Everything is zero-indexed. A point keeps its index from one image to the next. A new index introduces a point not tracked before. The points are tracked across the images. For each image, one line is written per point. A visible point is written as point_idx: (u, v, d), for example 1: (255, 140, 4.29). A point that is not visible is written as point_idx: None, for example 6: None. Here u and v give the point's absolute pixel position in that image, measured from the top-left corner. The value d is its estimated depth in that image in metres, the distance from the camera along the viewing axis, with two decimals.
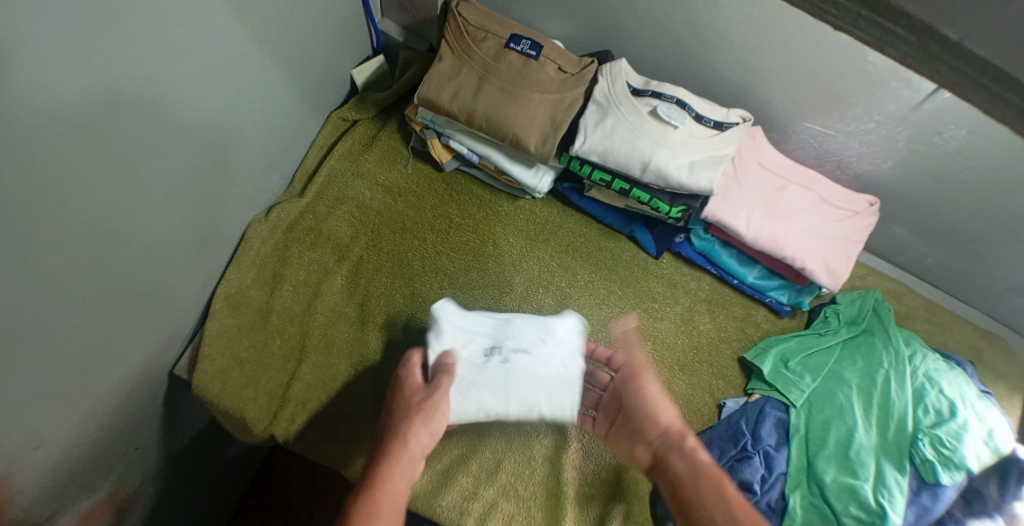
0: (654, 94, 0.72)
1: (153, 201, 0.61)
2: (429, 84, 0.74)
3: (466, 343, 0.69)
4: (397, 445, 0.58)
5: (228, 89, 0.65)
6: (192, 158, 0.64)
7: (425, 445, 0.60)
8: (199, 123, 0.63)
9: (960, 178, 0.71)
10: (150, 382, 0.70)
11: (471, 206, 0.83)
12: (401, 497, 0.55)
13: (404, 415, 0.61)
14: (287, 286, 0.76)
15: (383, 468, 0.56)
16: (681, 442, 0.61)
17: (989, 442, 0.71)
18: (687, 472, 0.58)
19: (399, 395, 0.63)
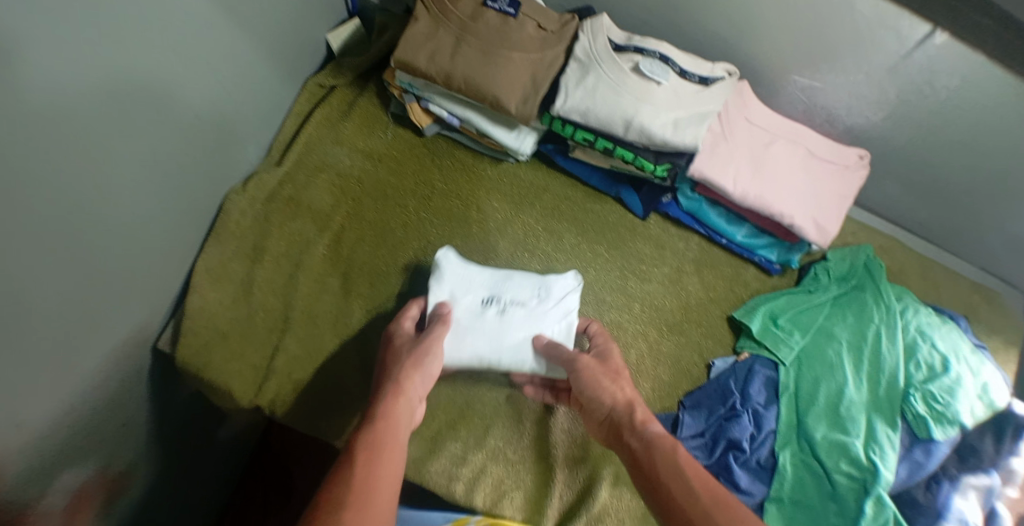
0: (636, 49, 0.71)
1: (126, 175, 0.59)
2: (406, 45, 0.72)
3: (466, 290, 0.71)
4: (392, 386, 0.57)
5: (196, 56, 0.63)
6: (162, 130, 0.62)
7: (420, 391, 0.59)
8: (171, 95, 0.61)
9: (953, 129, 0.69)
10: (135, 358, 0.70)
11: (454, 171, 0.81)
12: (402, 449, 0.52)
13: (395, 363, 0.60)
14: (268, 258, 0.74)
15: (383, 405, 0.55)
16: (634, 418, 0.58)
17: (984, 397, 0.72)
18: (640, 447, 0.55)
19: (388, 348, 0.64)
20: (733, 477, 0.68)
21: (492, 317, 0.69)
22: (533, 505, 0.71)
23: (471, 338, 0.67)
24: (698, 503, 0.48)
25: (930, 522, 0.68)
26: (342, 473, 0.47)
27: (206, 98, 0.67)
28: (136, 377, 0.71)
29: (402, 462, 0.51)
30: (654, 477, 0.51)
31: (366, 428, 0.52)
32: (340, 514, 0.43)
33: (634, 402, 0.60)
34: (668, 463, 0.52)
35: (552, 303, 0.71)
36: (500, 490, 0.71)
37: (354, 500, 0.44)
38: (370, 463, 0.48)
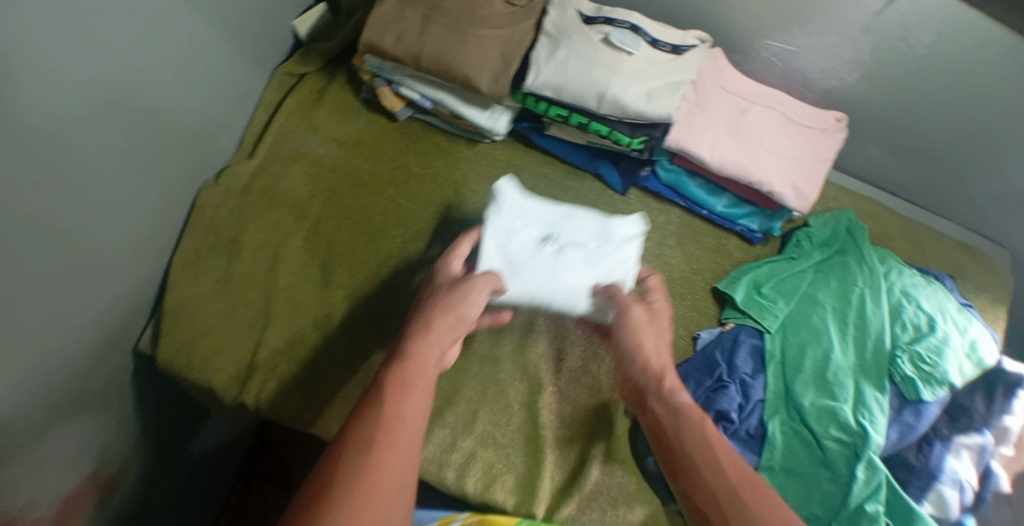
0: (605, 20, 0.70)
1: (97, 171, 0.58)
2: (373, 28, 0.70)
3: (524, 224, 0.69)
4: (427, 321, 0.55)
5: (163, 47, 0.62)
6: (132, 123, 0.61)
7: (460, 330, 0.57)
8: (140, 88, 0.60)
9: (931, 86, 0.68)
10: (114, 358, 0.69)
11: (429, 155, 0.80)
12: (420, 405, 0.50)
13: (434, 298, 0.58)
14: (245, 252, 0.73)
15: (413, 343, 0.54)
16: (662, 384, 0.60)
17: (973, 356, 0.72)
18: (665, 414, 0.58)
19: (431, 282, 0.62)
20: None
21: (549, 255, 0.68)
22: (524, 488, 0.70)
23: (525, 274, 0.66)
24: (711, 486, 0.52)
25: (922, 484, 0.68)
26: (368, 411, 0.47)
27: (173, 89, 0.66)
28: (115, 378, 0.69)
29: (429, 399, 0.51)
30: (679, 450, 0.55)
31: (395, 365, 0.51)
32: (364, 461, 0.44)
33: (666, 368, 0.62)
34: (692, 434, 0.56)
35: (612, 248, 0.70)
36: (491, 475, 0.70)
37: (379, 442, 0.45)
38: (398, 400, 0.48)
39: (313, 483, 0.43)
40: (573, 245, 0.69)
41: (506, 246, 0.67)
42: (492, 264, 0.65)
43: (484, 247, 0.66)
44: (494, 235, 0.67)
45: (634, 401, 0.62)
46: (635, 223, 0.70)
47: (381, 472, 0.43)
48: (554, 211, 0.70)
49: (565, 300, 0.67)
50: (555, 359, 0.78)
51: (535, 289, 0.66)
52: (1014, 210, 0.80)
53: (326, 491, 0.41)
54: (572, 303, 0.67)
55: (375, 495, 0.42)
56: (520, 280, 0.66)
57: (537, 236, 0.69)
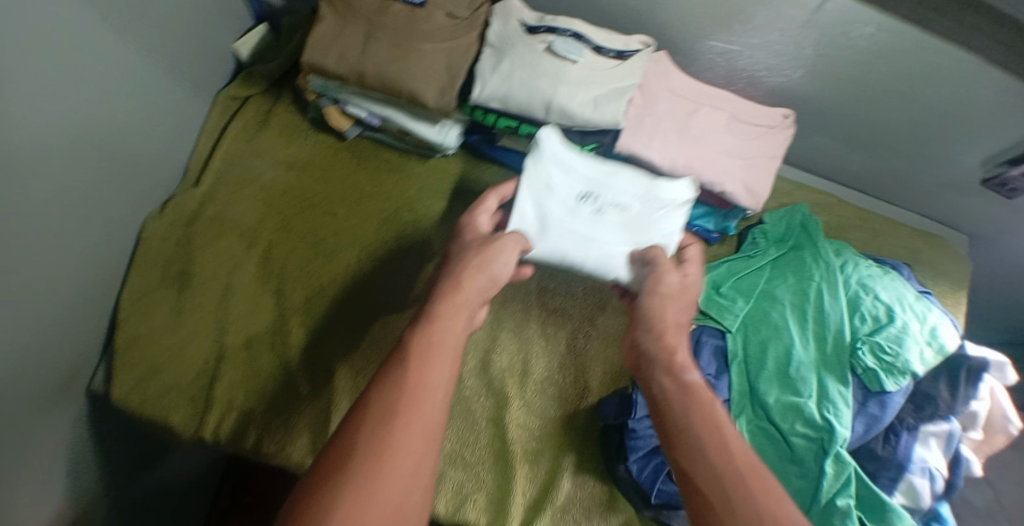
0: (548, 29, 0.69)
1: (32, 218, 0.57)
2: (313, 48, 0.69)
3: (565, 179, 0.69)
4: (455, 281, 0.56)
5: (92, 83, 0.60)
6: (67, 165, 0.60)
7: (486, 289, 0.57)
8: (70, 128, 0.59)
9: (872, 80, 0.68)
10: (65, 401, 0.67)
11: (381, 172, 0.79)
12: (446, 380, 0.47)
13: (463, 259, 0.58)
14: (196, 283, 0.72)
15: (439, 306, 0.53)
16: (674, 360, 0.57)
17: (934, 342, 0.71)
18: (673, 388, 0.54)
19: (459, 239, 0.63)
20: None
21: (587, 214, 0.68)
22: (496, 505, 0.68)
23: (562, 232, 0.67)
24: (715, 465, 0.47)
25: (891, 475, 0.69)
26: (392, 373, 0.45)
27: (107, 125, 0.64)
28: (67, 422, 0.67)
29: (459, 359, 0.49)
30: (681, 427, 0.50)
31: (423, 325, 0.50)
32: (386, 430, 0.41)
33: (680, 345, 0.59)
34: (701, 411, 0.51)
35: (654, 210, 0.69)
36: (461, 495, 0.69)
37: (398, 411, 0.42)
38: (422, 364, 0.46)
39: (330, 454, 0.40)
40: (613, 206, 0.69)
41: (542, 203, 0.67)
42: (526, 217, 0.66)
43: (517, 199, 0.66)
44: (529, 188, 0.67)
45: (643, 373, 0.59)
46: (681, 186, 0.69)
47: (402, 436, 0.41)
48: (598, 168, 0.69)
49: (603, 264, 0.67)
50: (520, 369, 0.77)
51: (570, 251, 0.67)
52: (967, 196, 0.81)
53: (347, 459, 0.39)
54: (611, 268, 0.67)
55: (399, 459, 0.40)
56: (554, 239, 0.67)
57: (577, 193, 0.68)
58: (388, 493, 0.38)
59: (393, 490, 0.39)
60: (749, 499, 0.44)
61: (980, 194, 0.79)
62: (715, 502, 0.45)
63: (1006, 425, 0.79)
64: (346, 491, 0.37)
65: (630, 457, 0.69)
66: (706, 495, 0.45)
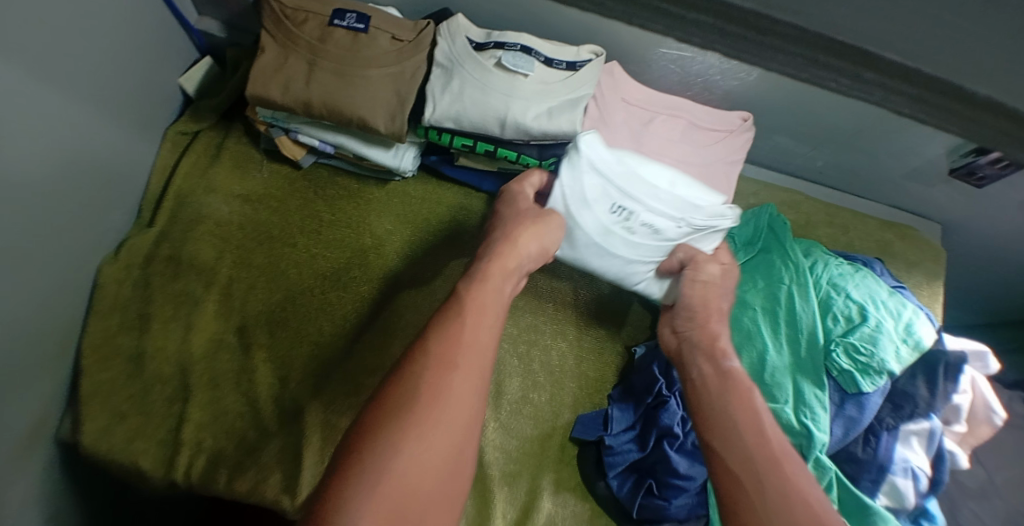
0: (496, 44, 0.66)
1: None
2: (256, 79, 0.68)
3: (599, 192, 0.65)
4: (507, 247, 0.60)
5: (35, 136, 0.59)
6: (14, 220, 0.58)
7: (533, 257, 0.62)
8: (16, 184, 0.57)
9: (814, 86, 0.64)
10: (28, 459, 0.64)
11: (340, 200, 0.78)
12: (488, 342, 0.51)
13: (518, 224, 0.62)
14: (156, 325, 0.70)
15: (489, 267, 0.57)
16: (717, 345, 0.62)
17: (909, 339, 0.70)
18: (711, 373, 0.59)
19: (511, 205, 0.65)
20: (672, 465, 0.66)
21: (619, 230, 0.67)
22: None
23: (588, 244, 0.67)
24: (744, 439, 0.52)
25: (873, 477, 0.68)
26: (451, 330, 0.49)
27: (54, 176, 0.62)
28: (32, 482, 0.65)
29: (499, 319, 0.54)
30: (721, 406, 0.55)
31: (474, 287, 0.54)
32: (445, 379, 0.46)
33: (721, 332, 0.63)
34: (737, 391, 0.57)
35: (685, 234, 0.68)
36: None
37: (456, 364, 0.47)
38: (476, 324, 0.51)
39: (393, 399, 0.44)
40: (645, 225, 0.66)
41: (570, 214, 0.65)
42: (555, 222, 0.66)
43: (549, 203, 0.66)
44: (563, 196, 0.65)
45: (683, 356, 0.64)
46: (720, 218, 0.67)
47: (458, 386, 0.46)
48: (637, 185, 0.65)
49: (627, 277, 0.70)
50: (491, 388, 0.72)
51: (595, 262, 0.69)
52: (932, 186, 0.80)
53: (409, 408, 0.43)
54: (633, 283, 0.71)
55: (453, 402, 0.45)
56: (579, 250, 0.68)
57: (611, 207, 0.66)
58: (442, 439, 0.43)
59: (445, 429, 0.43)
60: (773, 475, 0.48)
61: (946, 185, 0.79)
62: (739, 474, 0.49)
63: (991, 416, 0.78)
64: (412, 431, 0.42)
65: (608, 473, 0.68)
66: (731, 468, 0.50)
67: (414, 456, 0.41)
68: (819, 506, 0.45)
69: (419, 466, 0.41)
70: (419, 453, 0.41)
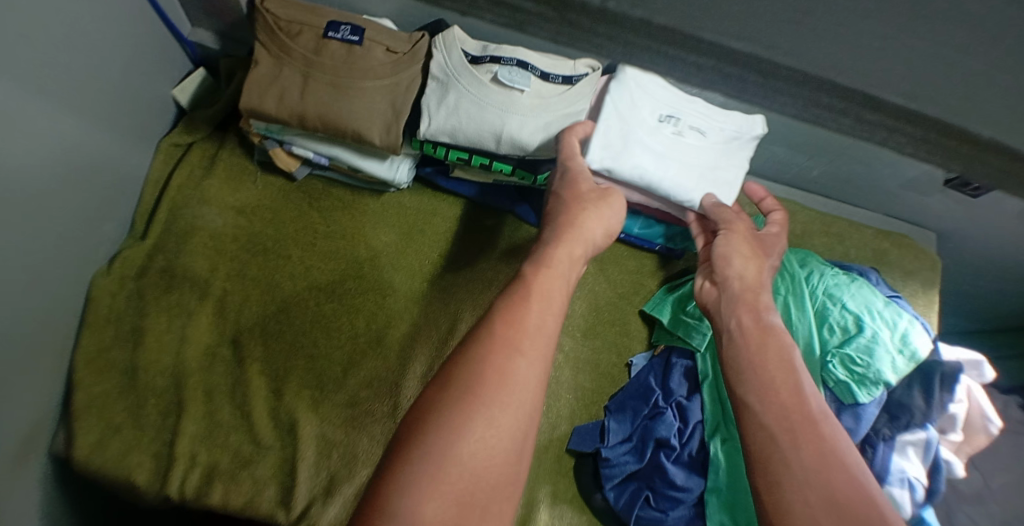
0: (492, 58, 0.66)
1: None
2: (250, 93, 0.68)
3: (649, 102, 0.67)
4: (572, 232, 0.56)
5: (28, 151, 0.58)
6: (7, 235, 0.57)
7: (597, 243, 0.58)
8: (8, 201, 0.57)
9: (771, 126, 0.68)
10: (23, 474, 0.64)
11: (334, 211, 0.78)
12: (554, 329, 0.46)
13: (581, 209, 0.58)
14: (150, 338, 0.69)
15: (552, 252, 0.53)
16: (759, 299, 0.57)
17: (906, 349, 0.69)
18: (753, 326, 0.55)
19: (573, 186, 0.61)
20: (668, 475, 0.67)
21: (665, 137, 0.69)
22: None
23: (641, 151, 0.68)
24: (781, 399, 0.48)
25: None
26: (516, 314, 0.45)
27: (45, 195, 0.62)
28: (28, 497, 0.65)
29: (560, 303, 0.49)
30: (760, 366, 0.51)
31: (540, 271, 0.50)
32: (511, 365, 0.42)
33: (761, 287, 0.59)
34: (776, 346, 0.53)
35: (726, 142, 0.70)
36: None
37: (524, 349, 0.43)
38: (543, 310, 0.47)
39: (456, 380, 0.40)
40: (692, 128, 0.69)
41: (624, 123, 0.67)
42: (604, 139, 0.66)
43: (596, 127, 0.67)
44: (613, 112, 0.66)
45: (718, 310, 0.59)
46: (751, 124, 0.68)
47: (523, 370, 0.42)
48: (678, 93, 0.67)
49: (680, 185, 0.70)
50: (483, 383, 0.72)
51: (649, 173, 0.69)
52: (928, 195, 0.80)
53: (476, 390, 0.40)
54: (688, 192, 0.70)
55: (520, 388, 0.41)
56: (632, 159, 0.68)
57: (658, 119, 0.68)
58: (511, 420, 0.39)
59: (512, 414, 0.40)
60: (814, 436, 0.44)
61: (942, 193, 0.79)
62: (780, 438, 0.45)
63: (987, 425, 0.78)
64: (477, 416, 0.38)
65: (605, 485, 0.68)
66: (768, 425, 0.46)
67: (484, 439, 0.38)
68: (861, 473, 0.42)
69: (486, 454, 0.38)
70: (488, 439, 0.38)
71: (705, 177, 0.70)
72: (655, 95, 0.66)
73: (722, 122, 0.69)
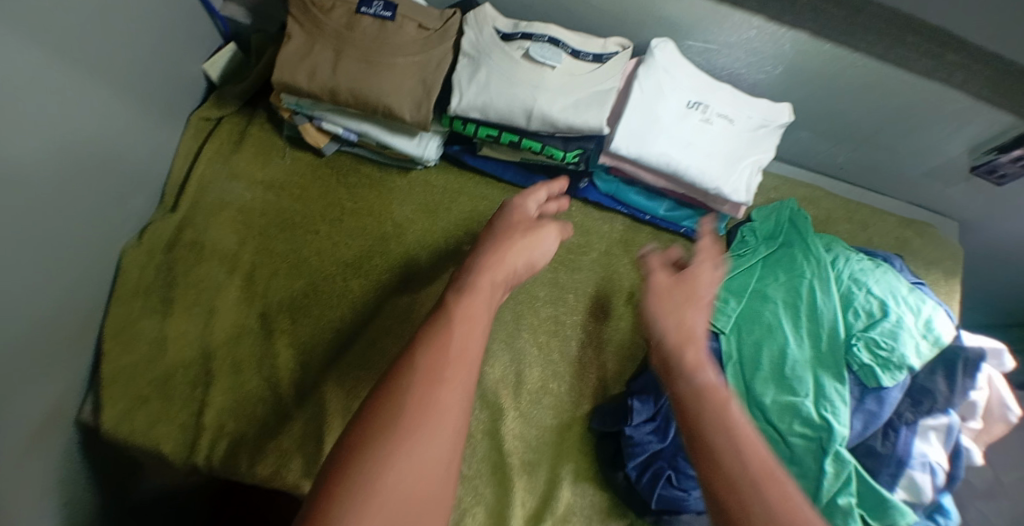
0: (524, 35, 0.67)
1: (16, 252, 0.56)
2: (282, 67, 0.68)
3: (676, 87, 0.68)
4: (495, 261, 0.52)
5: (67, 112, 0.59)
6: (44, 196, 0.58)
7: (521, 272, 0.55)
8: (50, 159, 0.58)
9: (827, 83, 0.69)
10: (51, 441, 0.64)
11: (362, 188, 0.78)
12: (476, 353, 0.41)
13: (509, 236, 0.56)
14: (178, 310, 0.70)
15: (477, 276, 0.49)
16: (684, 361, 0.47)
17: (929, 334, 0.71)
18: (689, 391, 0.44)
19: (505, 218, 0.59)
20: None
21: (694, 124, 0.69)
22: (495, 519, 0.65)
23: (668, 137, 0.68)
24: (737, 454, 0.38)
25: (892, 471, 0.68)
26: (436, 340, 0.40)
27: (84, 157, 0.63)
28: (53, 466, 0.65)
29: (481, 326, 0.44)
30: (698, 427, 0.41)
31: (460, 296, 0.45)
32: (436, 391, 0.37)
33: (692, 340, 0.50)
34: (717, 406, 0.42)
35: (754, 132, 0.70)
36: (460, 509, 0.65)
37: (448, 372, 0.38)
38: (467, 333, 0.42)
39: (380, 410, 0.36)
40: (719, 116, 0.70)
41: (652, 106, 0.67)
42: (631, 122, 0.67)
43: (628, 104, 0.67)
44: (641, 96, 0.67)
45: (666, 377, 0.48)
46: (779, 112, 0.70)
47: (447, 398, 0.37)
48: (705, 80, 0.70)
49: (707, 173, 0.69)
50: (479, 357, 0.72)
51: (677, 158, 0.68)
52: (953, 183, 0.81)
53: (398, 414, 0.35)
54: (715, 181, 0.69)
55: (445, 417, 0.36)
56: (660, 143, 0.68)
57: (688, 100, 0.69)
58: (435, 448, 0.35)
59: (437, 443, 0.35)
60: (777, 492, 0.36)
61: (965, 181, 0.80)
62: (739, 491, 0.37)
63: (1005, 413, 0.78)
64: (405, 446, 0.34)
65: (628, 463, 0.68)
66: (731, 485, 0.37)
67: (410, 473, 0.33)
68: None
69: (415, 485, 0.33)
70: (414, 471, 0.33)
71: (734, 167, 0.69)
72: (683, 80, 0.68)
73: (750, 111, 0.71)
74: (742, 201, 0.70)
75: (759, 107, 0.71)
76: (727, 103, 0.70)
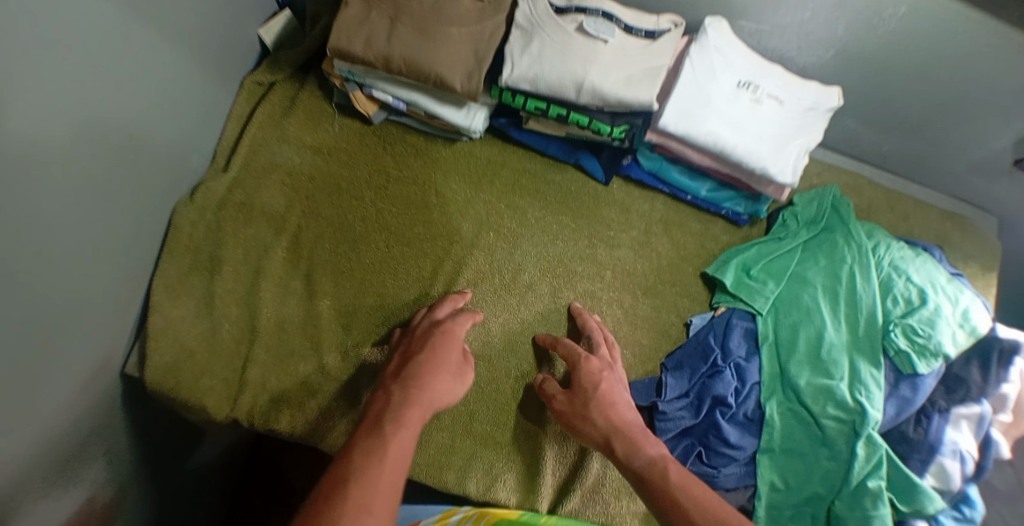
0: (578, 9, 0.68)
1: (90, 195, 0.58)
2: (339, 32, 0.69)
3: (727, 66, 0.69)
4: (422, 394, 0.57)
5: (139, 63, 0.61)
6: (114, 143, 0.60)
7: (443, 403, 0.59)
8: (122, 106, 0.60)
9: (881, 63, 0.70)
10: (104, 387, 0.66)
11: (407, 156, 0.80)
12: (396, 487, 0.46)
13: (435, 371, 0.60)
14: (226, 269, 0.71)
15: (406, 408, 0.54)
16: (621, 451, 0.59)
17: (966, 324, 0.72)
18: (647, 465, 0.56)
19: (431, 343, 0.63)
20: (723, 434, 0.68)
21: (743, 103, 0.69)
22: (527, 484, 0.67)
23: (717, 116, 0.68)
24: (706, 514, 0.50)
25: (923, 457, 0.69)
26: (366, 476, 0.46)
27: (150, 108, 0.64)
28: (106, 411, 0.66)
29: (407, 461, 0.49)
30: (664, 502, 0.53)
31: (391, 429, 0.51)
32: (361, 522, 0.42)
33: (614, 432, 0.61)
34: (664, 481, 0.54)
35: (802, 114, 0.71)
36: (492, 474, 0.67)
37: (374, 506, 0.43)
38: (393, 468, 0.47)
39: None
40: (768, 97, 0.70)
41: (703, 84, 0.68)
42: (682, 99, 0.67)
43: (677, 83, 0.68)
44: (692, 74, 0.68)
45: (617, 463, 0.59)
46: (830, 95, 0.70)
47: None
48: (756, 61, 0.70)
49: (755, 152, 0.69)
50: (517, 328, 0.74)
51: (725, 136, 0.68)
52: (996, 176, 0.82)
53: None
54: (763, 160, 0.69)
55: None
56: (709, 121, 0.68)
57: (739, 80, 0.69)
58: None
59: None
60: None
61: (1008, 175, 0.81)
62: None
63: None
64: None
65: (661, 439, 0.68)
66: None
67: None
68: None
69: None
70: None
71: (782, 149, 0.69)
72: (734, 60, 0.69)
73: (799, 94, 0.71)
74: (789, 182, 0.70)
75: (807, 92, 0.71)
76: (777, 85, 0.70)
